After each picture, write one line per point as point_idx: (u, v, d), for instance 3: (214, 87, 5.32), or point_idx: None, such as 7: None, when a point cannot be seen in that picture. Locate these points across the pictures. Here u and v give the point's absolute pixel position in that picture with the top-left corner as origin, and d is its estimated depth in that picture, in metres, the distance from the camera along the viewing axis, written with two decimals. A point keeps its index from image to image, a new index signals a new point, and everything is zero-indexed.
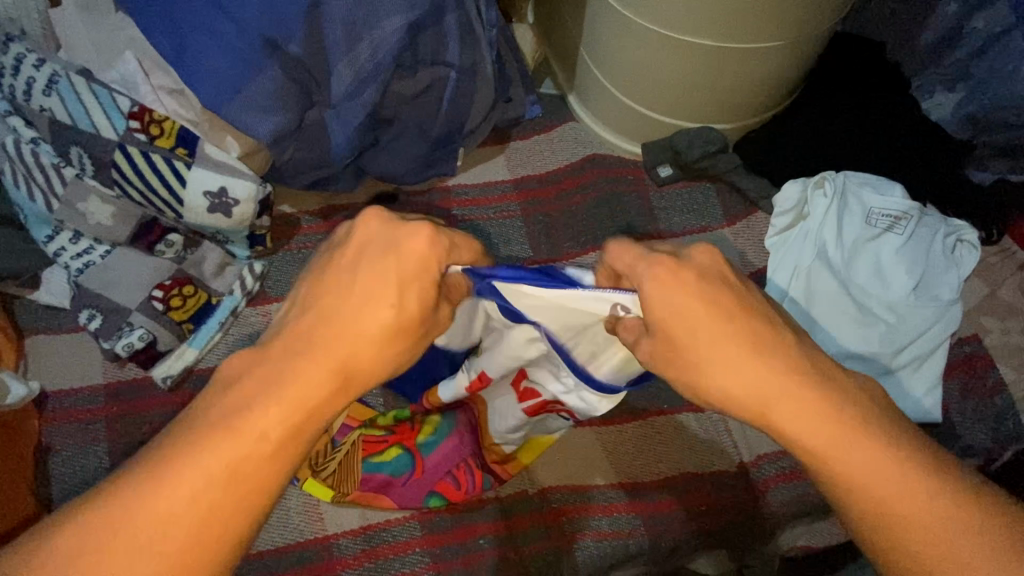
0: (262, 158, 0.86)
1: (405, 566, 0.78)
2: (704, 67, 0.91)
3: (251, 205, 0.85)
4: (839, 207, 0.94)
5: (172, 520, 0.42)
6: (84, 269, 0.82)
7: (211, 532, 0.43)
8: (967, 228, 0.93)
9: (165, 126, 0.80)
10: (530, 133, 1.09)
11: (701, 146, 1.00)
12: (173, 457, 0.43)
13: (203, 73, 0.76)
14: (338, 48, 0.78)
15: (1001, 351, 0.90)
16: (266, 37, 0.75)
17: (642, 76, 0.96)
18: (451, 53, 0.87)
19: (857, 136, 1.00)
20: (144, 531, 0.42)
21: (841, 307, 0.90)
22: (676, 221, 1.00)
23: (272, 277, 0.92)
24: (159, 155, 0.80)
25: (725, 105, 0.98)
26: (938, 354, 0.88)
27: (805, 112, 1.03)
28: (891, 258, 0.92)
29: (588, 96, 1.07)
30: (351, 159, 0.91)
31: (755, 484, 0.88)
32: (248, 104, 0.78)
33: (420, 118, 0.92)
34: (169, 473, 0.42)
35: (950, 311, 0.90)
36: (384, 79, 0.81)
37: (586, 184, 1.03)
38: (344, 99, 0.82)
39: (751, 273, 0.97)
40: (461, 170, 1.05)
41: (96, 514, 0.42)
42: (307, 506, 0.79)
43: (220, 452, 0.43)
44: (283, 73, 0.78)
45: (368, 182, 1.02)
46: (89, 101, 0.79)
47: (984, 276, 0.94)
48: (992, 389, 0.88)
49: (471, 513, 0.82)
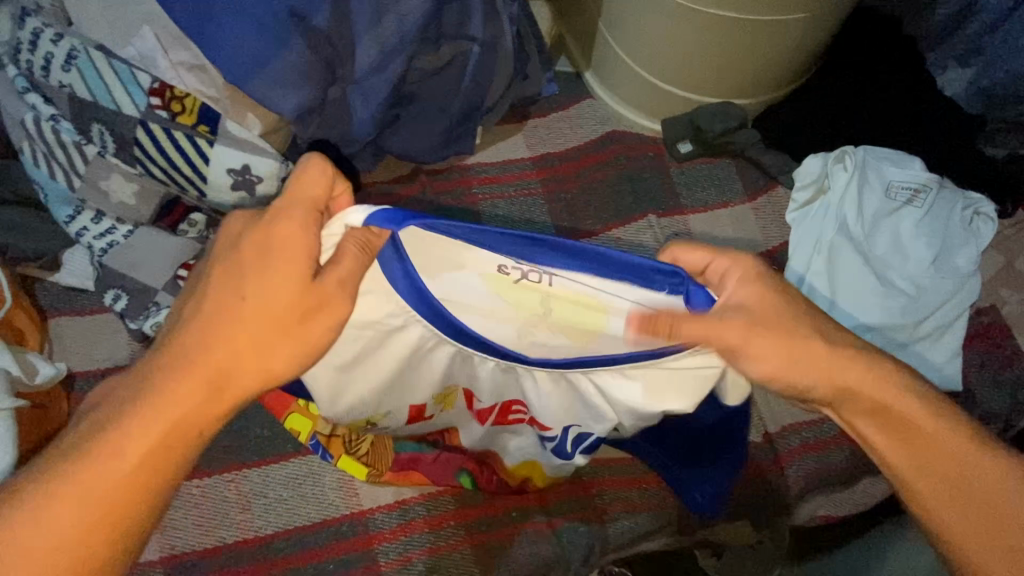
0: (282, 135, 0.86)
1: (441, 540, 0.79)
2: (727, 41, 0.91)
3: (274, 182, 0.84)
4: (861, 180, 0.94)
5: (113, 466, 0.46)
6: (107, 249, 0.80)
7: (158, 475, 0.47)
8: (984, 201, 0.94)
9: (186, 103, 0.79)
10: (548, 110, 1.08)
11: (723, 121, 1.00)
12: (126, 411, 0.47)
13: (225, 46, 0.75)
14: (363, 21, 0.78)
15: (1018, 320, 0.91)
16: (291, 9, 0.74)
17: (663, 51, 0.96)
18: (474, 27, 0.87)
19: (874, 110, 1.01)
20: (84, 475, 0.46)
21: (864, 280, 0.91)
22: (698, 198, 1.00)
23: None
24: (180, 132, 0.79)
25: (744, 80, 0.98)
26: (957, 325, 0.90)
27: (821, 88, 1.03)
28: (911, 230, 0.93)
29: (606, 72, 1.07)
30: (372, 135, 0.91)
31: (779, 455, 0.91)
32: (272, 79, 0.76)
33: (441, 94, 0.92)
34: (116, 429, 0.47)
35: (969, 282, 0.91)
36: (408, 53, 0.81)
37: (606, 161, 1.03)
38: (367, 74, 0.81)
39: (773, 248, 0.98)
40: (479, 148, 1.04)
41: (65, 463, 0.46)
42: (342, 482, 0.79)
43: (153, 407, 0.47)
44: (307, 46, 0.76)
45: (386, 161, 1.01)
46: (109, 77, 0.77)
47: (1002, 248, 0.95)
48: (1010, 357, 0.89)
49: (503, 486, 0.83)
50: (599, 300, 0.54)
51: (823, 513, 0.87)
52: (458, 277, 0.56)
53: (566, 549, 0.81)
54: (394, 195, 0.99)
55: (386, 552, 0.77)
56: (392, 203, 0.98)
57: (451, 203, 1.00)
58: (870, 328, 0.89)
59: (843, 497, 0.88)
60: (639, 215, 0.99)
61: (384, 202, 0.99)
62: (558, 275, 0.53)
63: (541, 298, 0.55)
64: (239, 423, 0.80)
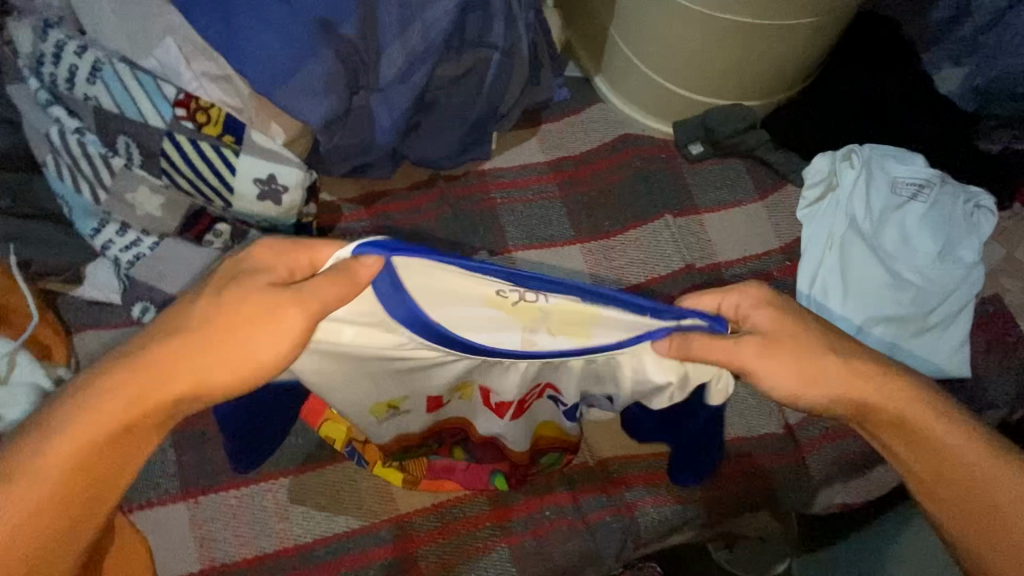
0: (304, 143, 0.87)
1: (479, 541, 0.79)
2: (737, 45, 0.93)
3: (300, 191, 0.84)
4: (867, 177, 0.98)
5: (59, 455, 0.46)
6: (134, 262, 0.80)
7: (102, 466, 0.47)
8: (983, 194, 0.98)
9: (212, 113, 0.79)
10: (560, 115, 1.10)
11: (733, 123, 1.03)
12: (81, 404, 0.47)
13: (254, 56, 0.76)
14: (390, 31, 0.79)
15: (1020, 309, 0.95)
16: (320, 20, 0.75)
17: (674, 55, 0.98)
18: (495, 35, 0.88)
19: (876, 110, 1.05)
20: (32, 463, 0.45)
21: (875, 274, 0.94)
22: (711, 198, 1.03)
23: None
24: (206, 143, 0.79)
25: (753, 83, 1.01)
26: (963, 314, 0.93)
27: (824, 89, 1.07)
28: (916, 224, 0.96)
29: (617, 77, 1.09)
30: (394, 142, 0.92)
31: (800, 445, 0.93)
32: (301, 88, 0.77)
33: (461, 100, 0.93)
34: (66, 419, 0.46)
35: (973, 273, 0.95)
36: (433, 61, 0.82)
37: (620, 164, 1.05)
38: (392, 82, 0.82)
39: (785, 245, 1.01)
40: (495, 153, 1.06)
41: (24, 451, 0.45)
42: (379, 486, 0.80)
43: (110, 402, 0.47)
44: (335, 55, 0.77)
45: (404, 168, 1.02)
46: (134, 89, 0.77)
47: (1001, 239, 0.99)
48: (1014, 343, 0.93)
49: (537, 486, 0.84)
50: (593, 313, 0.55)
51: (840, 501, 0.91)
52: (457, 310, 0.56)
53: (601, 545, 0.82)
54: (414, 202, 1.00)
55: (424, 556, 0.77)
56: (413, 209, 0.99)
57: (470, 208, 1.01)
58: (882, 320, 0.92)
59: (857, 484, 0.91)
60: (655, 215, 1.01)
61: (404, 209, 0.99)
62: (553, 293, 0.54)
63: (536, 319, 0.56)
64: None
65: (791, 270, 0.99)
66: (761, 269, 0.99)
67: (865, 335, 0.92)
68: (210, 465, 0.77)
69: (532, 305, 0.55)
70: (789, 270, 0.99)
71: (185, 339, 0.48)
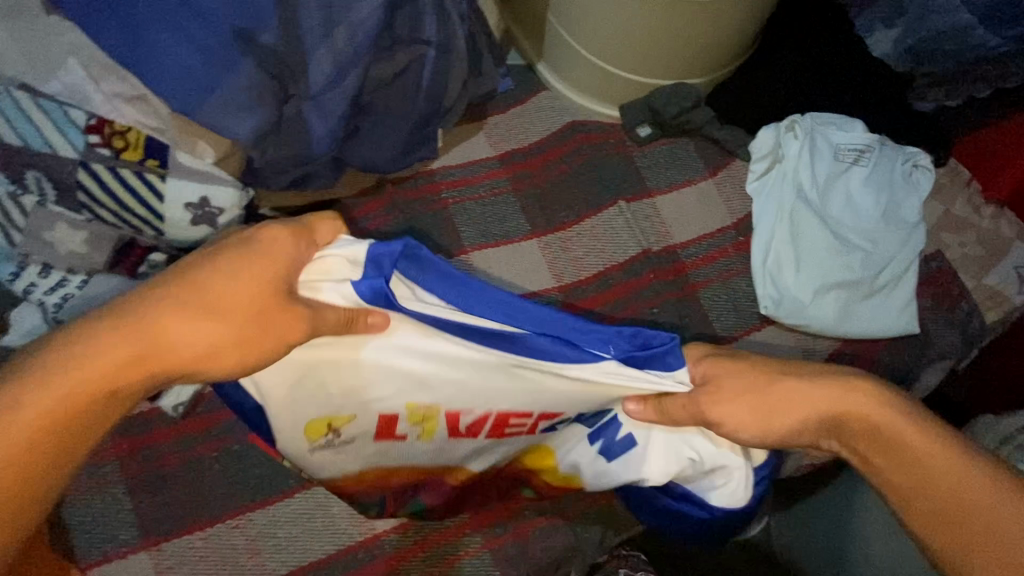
0: (238, 159, 0.82)
1: (460, 550, 0.79)
2: (673, 24, 0.93)
3: (236, 212, 0.81)
4: (811, 147, 0.99)
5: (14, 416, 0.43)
6: (62, 304, 0.74)
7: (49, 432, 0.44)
8: (920, 154, 1.01)
9: (129, 138, 0.75)
10: (505, 106, 1.08)
11: (678, 102, 1.02)
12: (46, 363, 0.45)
13: (168, 73, 0.70)
14: (314, 34, 0.74)
15: (962, 263, 0.99)
16: (236, 29, 0.71)
17: (613, 38, 0.97)
18: (427, 31, 0.85)
19: (814, 79, 1.07)
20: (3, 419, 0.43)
21: (826, 241, 0.96)
22: (663, 180, 1.03)
23: None
24: (127, 170, 0.75)
25: (693, 61, 1.00)
26: (910, 273, 0.96)
27: (763, 61, 1.08)
28: (860, 189, 0.99)
29: (559, 64, 1.07)
30: (333, 151, 0.87)
31: None
32: (225, 104, 0.73)
33: (400, 101, 0.89)
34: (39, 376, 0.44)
35: (916, 231, 0.98)
36: (364, 64, 0.78)
37: (569, 152, 1.04)
38: (324, 89, 0.78)
39: (737, 221, 1.01)
40: (442, 152, 1.03)
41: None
42: (352, 510, 0.78)
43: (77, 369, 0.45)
44: (257, 66, 0.73)
45: (349, 175, 0.98)
46: (39, 120, 0.72)
47: (940, 197, 1.03)
48: (957, 296, 0.97)
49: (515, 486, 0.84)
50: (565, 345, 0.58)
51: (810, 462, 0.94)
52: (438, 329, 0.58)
53: (583, 537, 0.83)
54: (362, 209, 0.96)
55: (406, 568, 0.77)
56: (362, 217, 0.96)
57: (422, 210, 0.98)
58: (835, 287, 0.94)
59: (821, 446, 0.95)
60: (609, 202, 1.01)
61: (353, 217, 0.95)
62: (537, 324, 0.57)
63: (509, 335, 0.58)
64: (234, 467, 0.76)
65: (746, 245, 1.00)
66: (717, 246, 1.00)
67: (819, 302, 0.94)
68: (172, 509, 0.74)
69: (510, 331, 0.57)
70: (744, 244, 1.00)
71: (171, 317, 0.48)
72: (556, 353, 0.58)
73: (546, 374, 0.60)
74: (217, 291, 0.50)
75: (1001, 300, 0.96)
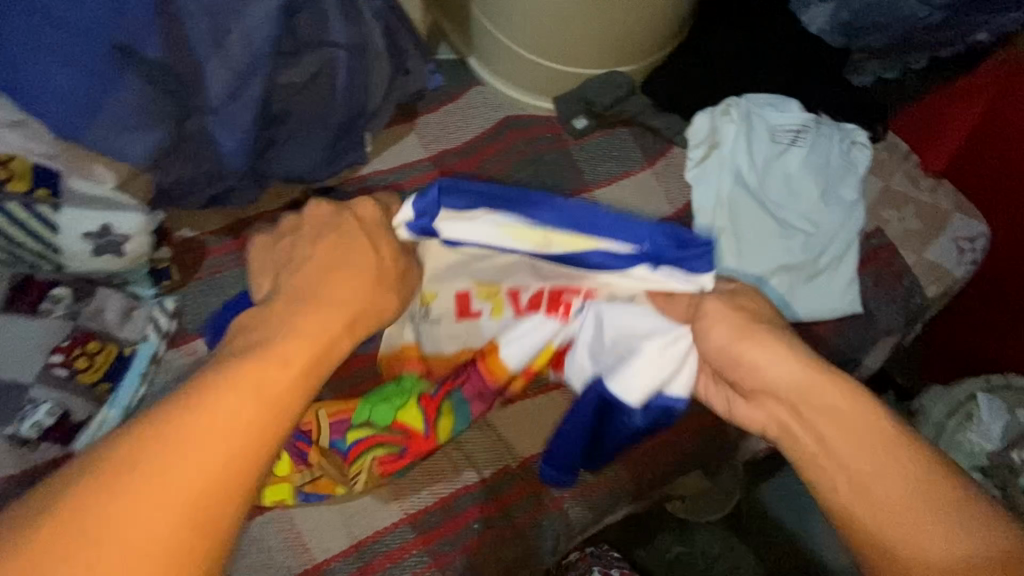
0: (143, 182, 0.78)
1: (406, 570, 0.78)
2: (596, 11, 0.90)
3: (144, 237, 0.77)
4: (747, 131, 0.97)
5: (162, 502, 0.40)
6: None
7: (217, 500, 0.42)
8: (857, 131, 1.01)
9: (14, 167, 0.71)
10: (437, 104, 1.04)
11: (611, 91, 1.00)
12: (164, 435, 0.42)
13: (43, 94, 0.65)
14: (203, 45, 0.69)
15: (902, 238, 0.99)
16: (114, 43, 0.65)
17: (539, 28, 0.94)
18: (335, 32, 0.80)
19: (749, 59, 1.04)
20: (139, 510, 0.40)
21: (766, 226, 0.95)
22: (602, 173, 1.00)
23: (189, 312, 0.83)
24: (14, 201, 0.71)
25: (623, 48, 0.98)
26: (851, 253, 0.96)
27: (696, 44, 1.06)
28: (799, 170, 0.98)
29: (489, 57, 1.03)
30: (248, 165, 0.83)
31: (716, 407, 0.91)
32: (115, 124, 0.68)
33: (316, 108, 0.85)
34: (163, 455, 0.41)
35: (855, 210, 0.97)
36: (265, 73, 0.72)
37: (504, 149, 1.00)
38: (224, 102, 0.73)
39: (678, 210, 0.99)
40: (372, 157, 0.98)
41: (96, 500, 0.39)
42: (291, 540, 0.78)
43: (186, 436, 0.42)
44: (145, 83, 0.68)
45: (273, 188, 0.93)
46: None
47: (878, 172, 1.02)
48: (899, 272, 0.97)
49: (457, 502, 0.82)
50: (587, 241, 0.74)
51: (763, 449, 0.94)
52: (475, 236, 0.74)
53: (534, 546, 0.82)
54: None
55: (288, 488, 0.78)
56: None
57: None
58: (777, 272, 0.93)
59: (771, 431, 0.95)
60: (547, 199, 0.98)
61: None
62: (560, 226, 0.73)
63: (540, 238, 0.74)
64: None
65: None
66: None
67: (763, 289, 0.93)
68: None
69: (542, 233, 0.74)
70: None
71: (258, 364, 0.46)
72: (610, 262, 0.74)
73: (611, 278, 0.75)
74: (310, 313, 0.51)
75: (941, 273, 0.97)
